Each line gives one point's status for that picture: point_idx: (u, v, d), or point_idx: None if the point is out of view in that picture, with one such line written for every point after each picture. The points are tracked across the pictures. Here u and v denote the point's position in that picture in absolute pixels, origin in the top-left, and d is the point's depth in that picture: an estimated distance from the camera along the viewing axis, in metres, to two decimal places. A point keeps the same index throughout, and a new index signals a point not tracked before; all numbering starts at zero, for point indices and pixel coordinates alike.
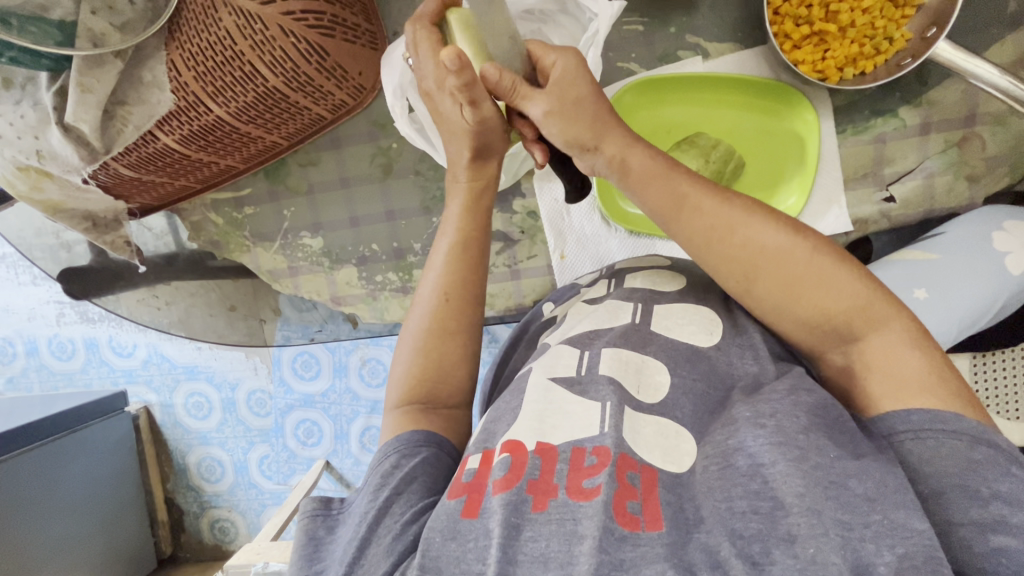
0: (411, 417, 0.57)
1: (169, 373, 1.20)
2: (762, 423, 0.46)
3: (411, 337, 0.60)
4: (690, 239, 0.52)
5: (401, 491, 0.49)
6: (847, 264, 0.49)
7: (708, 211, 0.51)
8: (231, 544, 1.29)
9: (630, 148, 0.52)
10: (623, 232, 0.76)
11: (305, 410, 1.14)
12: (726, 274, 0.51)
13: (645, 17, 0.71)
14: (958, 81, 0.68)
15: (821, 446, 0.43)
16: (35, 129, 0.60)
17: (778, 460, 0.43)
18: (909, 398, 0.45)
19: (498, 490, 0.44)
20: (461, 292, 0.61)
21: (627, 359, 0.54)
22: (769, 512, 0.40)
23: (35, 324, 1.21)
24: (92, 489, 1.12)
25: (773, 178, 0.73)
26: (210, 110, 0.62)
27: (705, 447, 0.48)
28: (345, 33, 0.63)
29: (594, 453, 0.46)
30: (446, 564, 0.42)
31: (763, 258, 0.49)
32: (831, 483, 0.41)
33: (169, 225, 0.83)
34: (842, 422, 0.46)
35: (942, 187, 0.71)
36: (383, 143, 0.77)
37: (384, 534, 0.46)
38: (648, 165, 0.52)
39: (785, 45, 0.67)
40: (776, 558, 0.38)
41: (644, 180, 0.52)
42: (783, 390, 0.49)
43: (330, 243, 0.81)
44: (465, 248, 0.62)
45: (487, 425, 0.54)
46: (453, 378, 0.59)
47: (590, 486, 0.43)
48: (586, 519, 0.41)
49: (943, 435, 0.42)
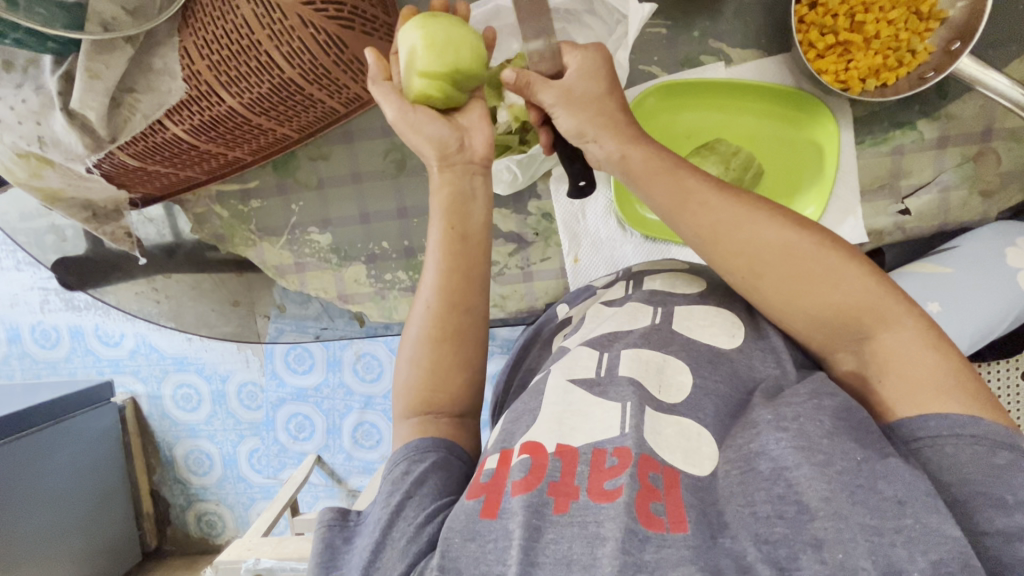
0: (422, 428, 0.54)
1: (157, 363, 1.17)
2: (783, 427, 0.45)
3: (409, 348, 0.57)
4: (698, 237, 0.52)
5: (412, 495, 0.48)
6: (855, 261, 0.49)
7: (714, 207, 0.51)
8: (218, 538, 1.27)
9: (636, 141, 0.55)
10: (639, 237, 0.76)
11: (297, 404, 1.11)
12: (733, 270, 0.52)
13: (668, 21, 0.70)
14: (976, 96, 0.68)
15: (846, 450, 0.42)
16: (37, 115, 0.58)
17: (801, 462, 0.42)
18: (925, 402, 0.45)
19: (517, 491, 0.43)
20: (457, 300, 0.56)
21: (648, 358, 0.53)
22: (793, 516, 0.40)
23: (18, 311, 1.17)
24: (76, 480, 1.10)
25: (791, 186, 0.72)
26: (222, 101, 0.59)
27: (725, 450, 0.47)
28: (363, 25, 0.61)
29: (616, 454, 0.45)
30: (466, 566, 0.41)
31: (768, 254, 0.50)
32: (858, 489, 0.40)
33: (168, 216, 0.80)
34: (868, 423, 0.45)
35: (957, 202, 0.71)
36: (396, 139, 0.75)
37: (399, 537, 0.45)
38: (652, 160, 0.54)
39: (809, 54, 0.66)
40: (803, 563, 0.38)
41: (651, 175, 0.53)
42: (805, 393, 0.48)
43: (339, 240, 0.79)
44: (451, 251, 0.56)
45: (506, 426, 0.53)
46: (453, 385, 0.56)
47: (612, 487, 0.42)
48: (608, 522, 0.40)
49: (959, 440, 0.42)
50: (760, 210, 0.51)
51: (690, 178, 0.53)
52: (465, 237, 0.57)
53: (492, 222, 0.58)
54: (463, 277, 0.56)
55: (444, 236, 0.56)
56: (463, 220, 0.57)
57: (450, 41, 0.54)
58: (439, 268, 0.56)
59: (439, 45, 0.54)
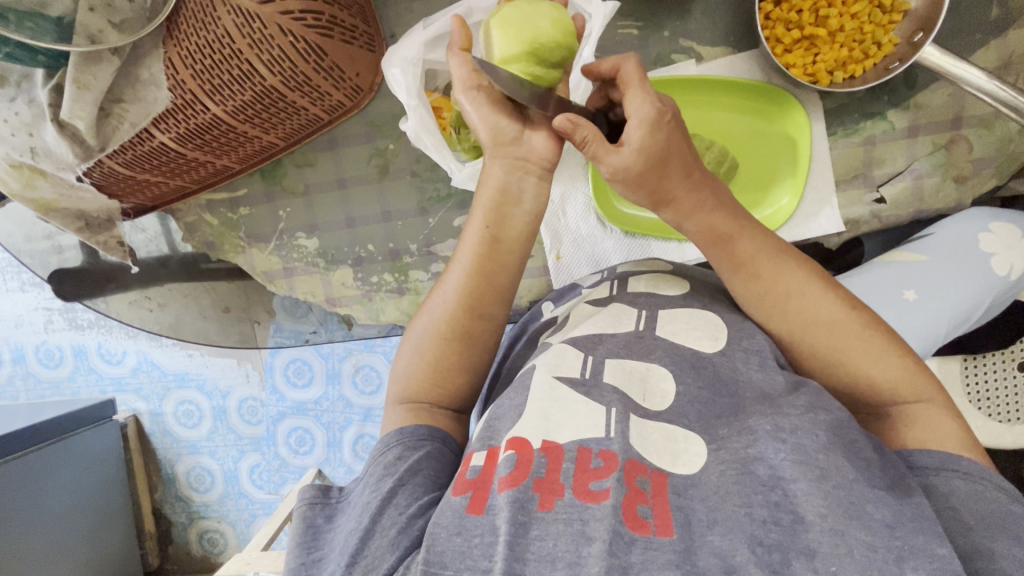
0: (414, 414, 0.54)
1: (159, 380, 1.18)
2: (782, 438, 0.44)
3: (416, 336, 0.57)
4: (749, 299, 0.54)
5: (405, 483, 0.47)
6: (897, 341, 0.51)
7: (770, 275, 0.53)
8: (220, 555, 1.27)
9: (701, 207, 0.53)
10: (618, 233, 0.78)
11: (298, 418, 1.11)
12: (779, 329, 0.54)
13: (639, 22, 0.73)
14: (944, 85, 0.70)
15: (840, 466, 0.42)
16: (29, 126, 0.60)
17: (799, 477, 0.42)
18: (954, 450, 0.48)
19: (503, 487, 0.42)
20: (475, 304, 0.56)
21: (631, 368, 0.53)
22: (789, 525, 0.40)
23: (24, 331, 1.18)
24: (79, 499, 1.09)
25: (767, 180, 0.75)
26: (207, 109, 0.61)
27: (720, 451, 0.46)
28: (342, 33, 0.64)
29: (601, 456, 0.44)
30: (451, 559, 0.40)
31: (815, 325, 0.52)
32: (853, 504, 0.40)
33: (162, 227, 0.82)
34: (858, 446, 0.45)
35: (930, 189, 0.73)
36: (379, 144, 0.78)
37: (389, 526, 0.44)
38: (713, 225, 0.53)
39: (776, 49, 0.68)
40: (796, 570, 0.37)
41: (710, 242, 0.53)
42: (801, 405, 0.47)
43: (325, 244, 0.82)
44: (489, 260, 0.56)
45: (489, 422, 0.51)
46: (453, 383, 0.56)
47: (598, 489, 0.42)
48: (593, 522, 0.40)
49: (989, 483, 0.45)
50: (815, 281, 0.53)
51: (753, 245, 0.53)
52: (500, 240, 0.56)
53: (529, 230, 0.57)
54: (489, 281, 0.56)
55: (480, 236, 0.56)
56: (505, 222, 0.56)
57: (528, 19, 0.56)
58: (469, 267, 0.56)
59: (518, 24, 0.55)
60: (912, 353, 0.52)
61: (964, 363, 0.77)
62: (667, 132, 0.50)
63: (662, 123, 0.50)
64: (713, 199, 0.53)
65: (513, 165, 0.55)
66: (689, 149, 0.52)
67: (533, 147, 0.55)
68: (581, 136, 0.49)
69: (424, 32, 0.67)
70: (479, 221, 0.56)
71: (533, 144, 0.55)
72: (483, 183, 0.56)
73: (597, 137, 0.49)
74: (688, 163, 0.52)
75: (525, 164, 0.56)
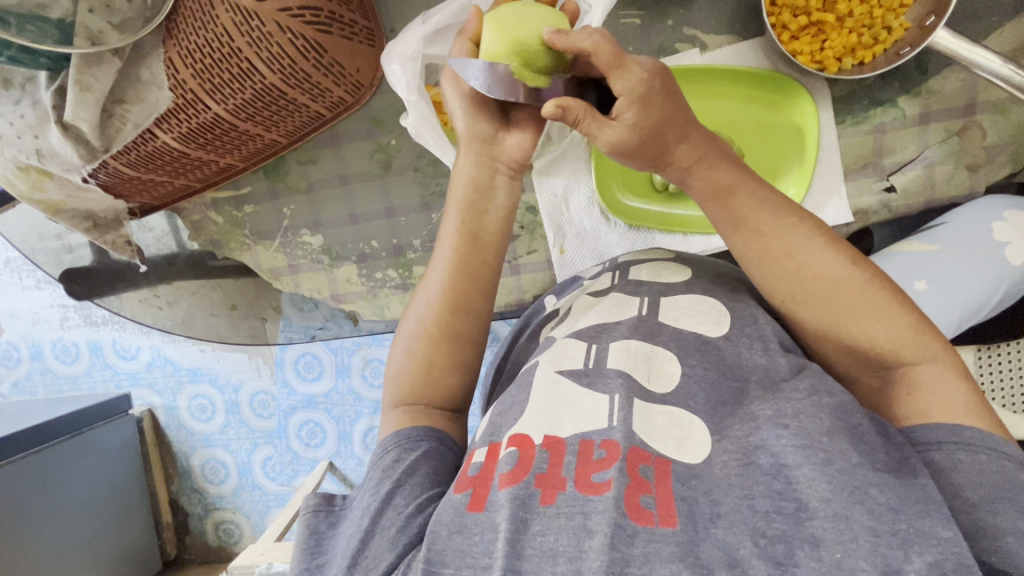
0: (411, 417, 0.54)
1: (172, 375, 1.19)
2: (784, 423, 0.44)
3: (405, 338, 0.58)
4: (747, 257, 0.52)
5: (403, 483, 0.47)
6: (902, 305, 0.49)
7: (770, 232, 0.51)
8: (235, 545, 1.28)
9: (704, 162, 0.52)
10: (622, 226, 0.78)
11: (308, 411, 1.12)
12: (776, 292, 0.52)
13: (641, 11, 0.71)
14: (956, 71, 0.69)
15: (844, 451, 0.42)
16: (35, 128, 0.60)
17: (802, 462, 0.41)
18: (958, 418, 0.46)
19: (504, 484, 0.43)
20: (459, 301, 0.57)
21: (636, 349, 0.52)
22: (793, 513, 0.39)
23: (40, 328, 1.20)
24: (96, 492, 1.10)
25: (771, 169, 0.74)
26: (208, 108, 0.61)
27: (722, 441, 0.46)
28: (341, 29, 0.63)
29: (603, 447, 0.44)
30: (452, 559, 0.40)
31: (816, 284, 0.50)
32: (856, 489, 0.39)
33: (170, 225, 0.83)
34: (862, 430, 0.44)
35: (943, 176, 0.72)
36: (382, 140, 0.79)
37: (389, 527, 0.44)
38: (715, 180, 0.52)
39: (782, 35, 0.67)
40: (800, 560, 0.37)
41: (709, 199, 0.52)
42: (804, 389, 0.47)
43: (330, 241, 0.83)
44: (467, 253, 0.57)
45: (493, 419, 0.51)
46: (444, 384, 0.56)
47: (599, 480, 0.41)
48: (596, 515, 0.39)
49: (992, 452, 0.43)
50: (814, 236, 0.51)
51: (752, 199, 0.51)
52: (478, 235, 0.58)
53: (507, 224, 0.59)
54: (471, 278, 0.57)
55: (457, 231, 0.57)
56: (476, 215, 0.57)
57: (520, 19, 0.54)
58: (450, 265, 0.57)
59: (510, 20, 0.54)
60: (918, 315, 0.50)
61: (978, 353, 0.72)
62: (665, 99, 0.48)
63: (653, 94, 0.48)
64: (719, 156, 0.52)
65: (482, 163, 0.58)
66: (686, 107, 0.50)
67: (505, 147, 0.58)
68: (573, 116, 0.48)
69: (418, 23, 0.66)
70: (455, 218, 0.57)
71: (505, 146, 0.58)
72: (458, 181, 0.58)
73: (590, 115, 0.48)
74: (687, 122, 0.50)
75: (497, 165, 0.58)
